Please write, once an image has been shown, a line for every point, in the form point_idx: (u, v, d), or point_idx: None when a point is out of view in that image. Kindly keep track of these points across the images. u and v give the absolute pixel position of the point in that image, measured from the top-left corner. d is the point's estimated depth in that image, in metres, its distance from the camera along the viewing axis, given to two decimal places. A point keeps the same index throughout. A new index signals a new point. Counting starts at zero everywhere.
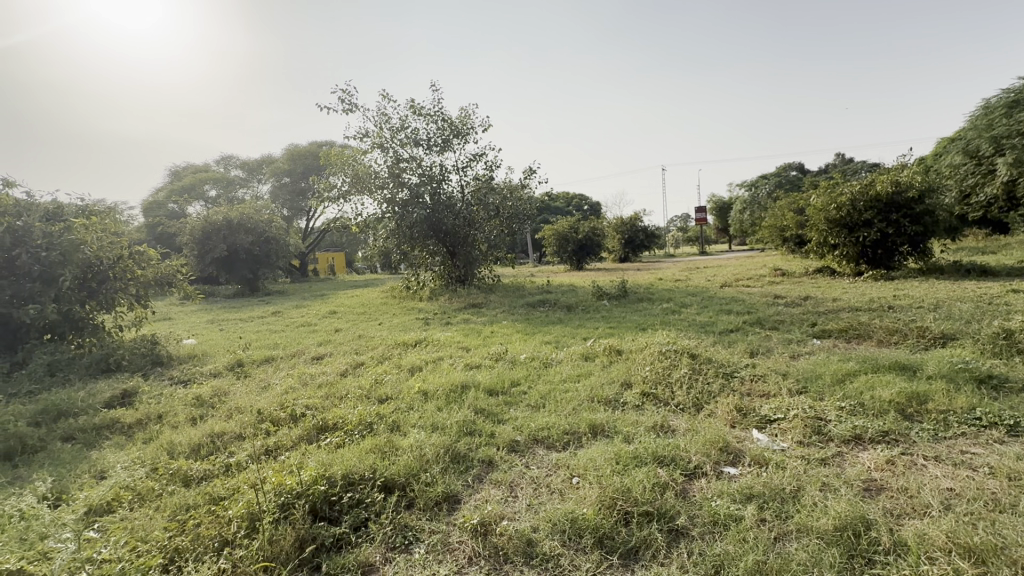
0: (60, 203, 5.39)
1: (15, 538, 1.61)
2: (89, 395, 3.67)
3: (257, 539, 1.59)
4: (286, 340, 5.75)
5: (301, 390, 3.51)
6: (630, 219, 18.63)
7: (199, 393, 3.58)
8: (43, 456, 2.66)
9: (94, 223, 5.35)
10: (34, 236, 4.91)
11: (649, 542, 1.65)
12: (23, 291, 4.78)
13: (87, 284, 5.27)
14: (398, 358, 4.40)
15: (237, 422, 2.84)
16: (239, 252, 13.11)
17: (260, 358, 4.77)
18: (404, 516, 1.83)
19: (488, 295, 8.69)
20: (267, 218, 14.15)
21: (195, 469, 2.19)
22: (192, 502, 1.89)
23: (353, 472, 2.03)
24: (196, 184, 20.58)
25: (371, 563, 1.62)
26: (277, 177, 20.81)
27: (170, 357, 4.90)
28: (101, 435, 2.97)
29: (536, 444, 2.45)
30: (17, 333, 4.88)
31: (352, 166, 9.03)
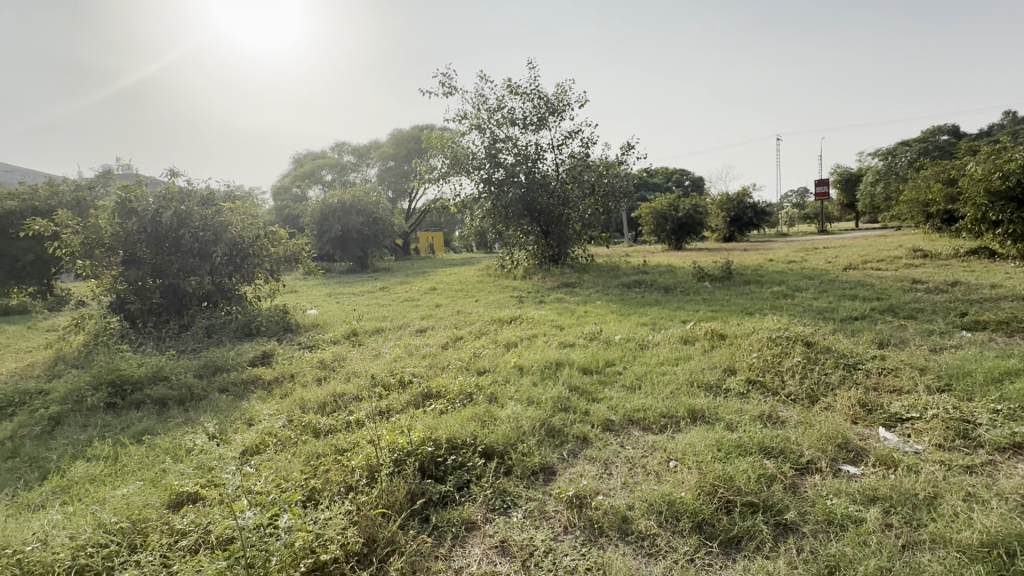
0: (212, 190, 6.08)
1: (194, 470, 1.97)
2: (237, 355, 4.30)
3: (376, 488, 1.78)
4: (392, 313, 6.20)
5: (408, 360, 3.80)
6: (737, 195, 17.27)
7: (323, 358, 4.03)
8: (206, 403, 3.19)
9: (239, 207, 6.14)
10: (194, 218, 5.72)
11: (753, 533, 1.58)
12: (187, 265, 5.63)
13: (234, 260, 6.10)
14: (495, 333, 4.57)
15: (354, 385, 3.16)
16: (351, 232, 14.29)
17: (372, 328, 5.22)
18: (503, 482, 1.93)
19: (582, 275, 8.60)
20: (374, 199, 15.19)
21: (322, 423, 2.49)
22: (321, 451, 2.16)
23: (456, 436, 2.17)
24: (315, 170, 22.67)
25: (473, 521, 1.74)
26: (384, 161, 22.21)
27: (298, 325, 5.56)
28: (247, 389, 3.47)
29: (632, 425, 2.43)
30: (183, 301, 5.81)
31: (451, 148, 9.35)
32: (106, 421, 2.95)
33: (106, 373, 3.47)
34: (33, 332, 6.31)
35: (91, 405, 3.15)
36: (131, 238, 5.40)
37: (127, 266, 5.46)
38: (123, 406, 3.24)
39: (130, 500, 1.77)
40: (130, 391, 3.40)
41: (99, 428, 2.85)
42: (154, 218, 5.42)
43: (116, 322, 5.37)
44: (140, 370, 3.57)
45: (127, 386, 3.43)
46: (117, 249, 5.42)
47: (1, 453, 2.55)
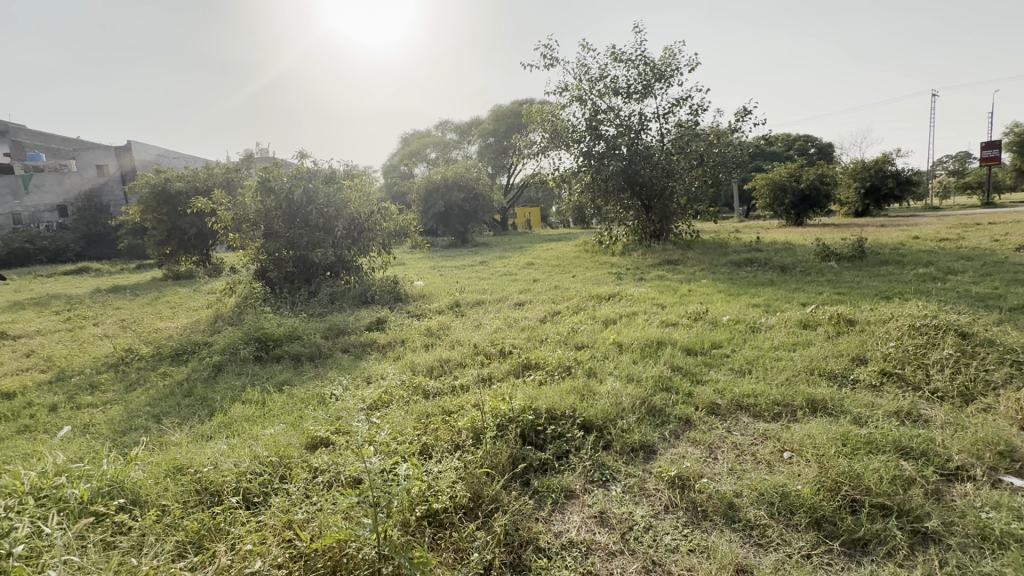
0: (334, 168, 6.60)
1: (330, 420, 2.26)
2: (356, 320, 4.75)
3: (481, 449, 1.88)
4: (491, 287, 6.39)
5: (507, 331, 3.92)
6: (876, 162, 15.03)
7: (429, 326, 4.30)
8: (332, 361, 3.60)
9: (356, 184, 6.65)
10: (319, 196, 6.24)
11: (882, 538, 1.44)
12: (314, 238, 6.26)
13: (353, 234, 6.68)
14: (593, 309, 4.53)
15: (458, 352, 3.35)
16: (454, 208, 14.88)
17: (473, 300, 5.45)
18: (602, 456, 1.94)
19: (685, 252, 8.16)
20: (476, 175, 15.57)
21: (430, 385, 2.68)
22: (431, 411, 2.33)
23: (556, 408, 2.22)
24: (421, 149, 23.79)
25: (572, 490, 1.78)
26: (484, 138, 22.62)
27: (406, 295, 5.97)
28: (365, 350, 3.84)
29: (740, 410, 2.30)
30: (311, 270, 6.51)
31: (551, 121, 9.23)
32: (255, 371, 3.45)
33: (253, 331, 4.04)
34: (198, 294, 7.52)
35: (244, 356, 3.71)
36: (270, 214, 6.14)
37: (267, 239, 6.23)
38: (267, 359, 3.76)
39: (278, 439, 2.06)
40: (272, 347, 3.93)
41: (250, 376, 3.34)
42: (288, 196, 6.09)
43: (259, 287, 6.20)
44: (279, 329, 4.10)
45: (269, 342, 3.96)
46: (259, 224, 6.22)
47: (181, 391, 3.11)
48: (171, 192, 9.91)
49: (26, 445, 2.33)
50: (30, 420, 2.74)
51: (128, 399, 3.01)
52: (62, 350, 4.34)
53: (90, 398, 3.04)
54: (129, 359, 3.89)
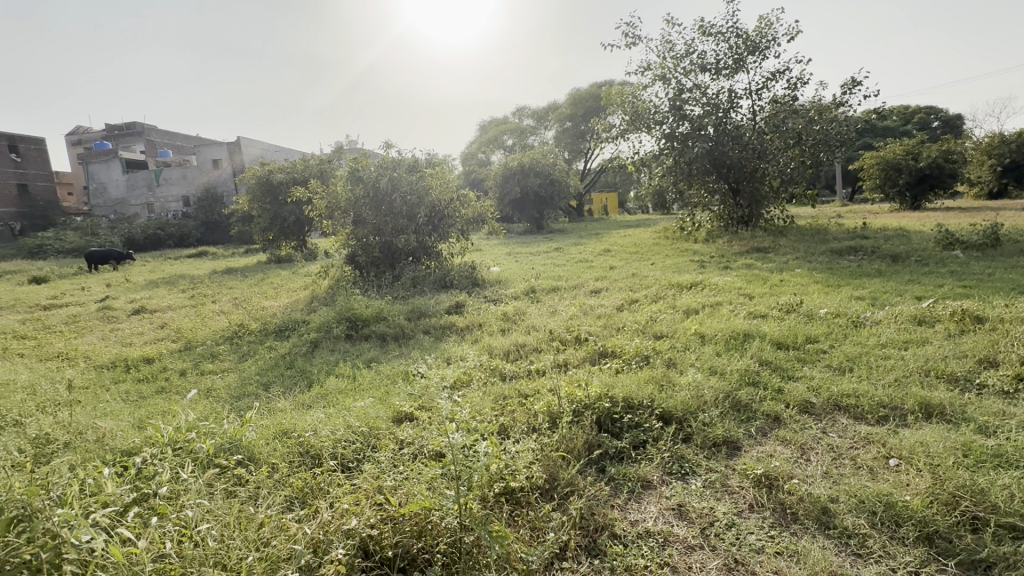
0: (417, 157, 6.85)
1: (416, 397, 2.40)
2: (437, 303, 4.96)
3: (558, 433, 1.90)
4: (567, 273, 6.36)
5: (583, 318, 3.90)
6: (1019, 135, 12.88)
7: (506, 311, 4.38)
8: (415, 341, 3.80)
9: (437, 172, 6.86)
10: (403, 184, 6.52)
11: (1009, 562, 1.28)
12: (398, 225, 6.58)
13: (434, 220, 6.93)
14: (673, 298, 4.36)
15: (534, 337, 3.38)
16: (530, 194, 14.91)
17: (548, 287, 5.46)
18: (681, 449, 1.88)
19: (777, 239, 7.59)
20: (552, 160, 15.45)
21: (507, 368, 2.75)
22: (507, 393, 2.39)
23: (633, 397, 2.18)
24: (498, 136, 24.01)
25: (649, 480, 1.75)
26: (561, 122, 22.33)
27: (483, 280, 6.12)
28: (445, 332, 4.00)
29: (839, 411, 2.12)
30: (395, 255, 6.86)
31: (631, 103, 8.91)
32: (347, 348, 3.74)
33: (345, 311, 4.36)
34: (297, 276, 8.23)
35: (337, 334, 4.02)
36: (358, 202, 6.54)
37: (356, 225, 6.64)
38: (357, 337, 4.05)
39: (368, 411, 2.23)
40: (361, 326, 4.23)
41: (343, 353, 3.63)
42: (375, 183, 6.44)
43: (349, 270, 6.65)
44: (367, 310, 4.39)
45: (359, 321, 4.26)
46: (349, 211, 6.65)
47: (285, 362, 3.46)
48: (273, 183, 10.87)
49: (164, 403, 2.72)
50: (165, 383, 3.18)
51: (241, 368, 3.40)
52: (188, 323, 4.97)
53: (212, 366, 3.47)
54: (242, 333, 4.37)
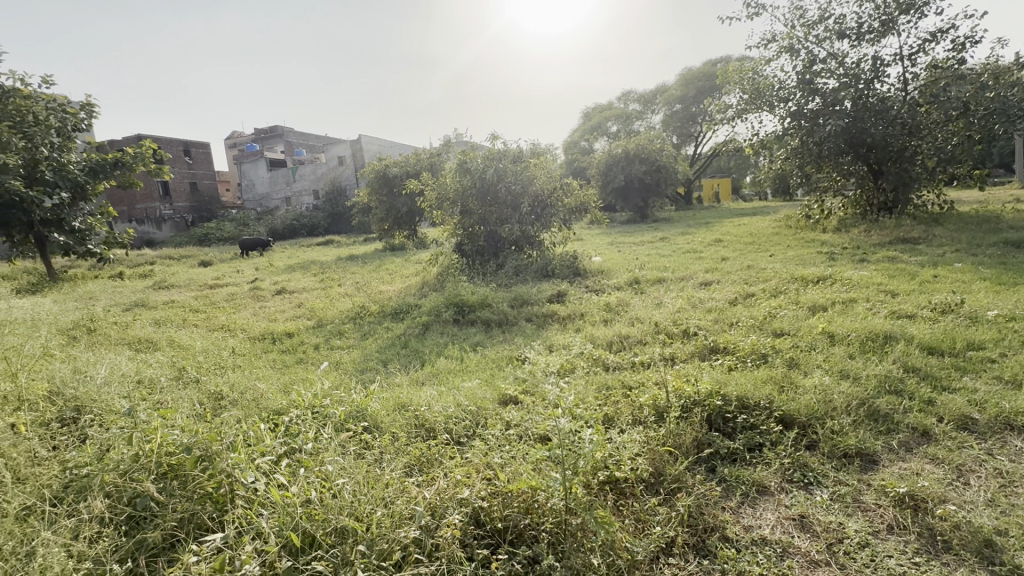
0: (522, 148, 6.95)
1: (522, 381, 2.48)
2: (539, 291, 5.03)
3: (665, 428, 1.85)
4: (674, 264, 6.07)
5: (692, 311, 3.71)
6: None
7: (608, 301, 4.31)
8: (518, 328, 3.90)
9: (542, 161, 6.90)
10: (508, 174, 6.66)
11: None
12: (503, 215, 6.75)
13: (537, 210, 7.00)
14: (796, 294, 3.97)
15: (637, 329, 3.30)
16: (635, 182, 14.42)
17: (654, 278, 5.26)
18: (804, 456, 1.73)
19: (930, 228, 6.53)
20: (660, 146, 14.73)
21: (610, 359, 2.72)
22: (610, 383, 2.37)
23: (749, 396, 2.05)
24: (602, 123, 23.45)
25: (766, 486, 1.63)
26: (670, 105, 21.19)
27: (585, 270, 6.07)
28: (547, 321, 4.05)
29: (1010, 431, 1.79)
30: (499, 244, 7.07)
31: (751, 79, 8.18)
32: (455, 332, 3.96)
33: (453, 297, 4.62)
34: (409, 263, 8.83)
35: (446, 318, 4.27)
36: (466, 192, 6.82)
37: (464, 215, 6.95)
38: (464, 322, 4.26)
39: (476, 392, 2.35)
40: (467, 312, 4.44)
41: (451, 336, 3.85)
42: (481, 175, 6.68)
43: (456, 258, 6.99)
44: (473, 297, 4.60)
45: (466, 307, 4.49)
46: (457, 202, 6.96)
47: (400, 342, 3.76)
48: (389, 176, 11.72)
49: (303, 372, 3.13)
50: (303, 355, 3.64)
51: (364, 345, 3.76)
52: (320, 304, 5.59)
53: (340, 342, 3.89)
54: (363, 314, 4.82)
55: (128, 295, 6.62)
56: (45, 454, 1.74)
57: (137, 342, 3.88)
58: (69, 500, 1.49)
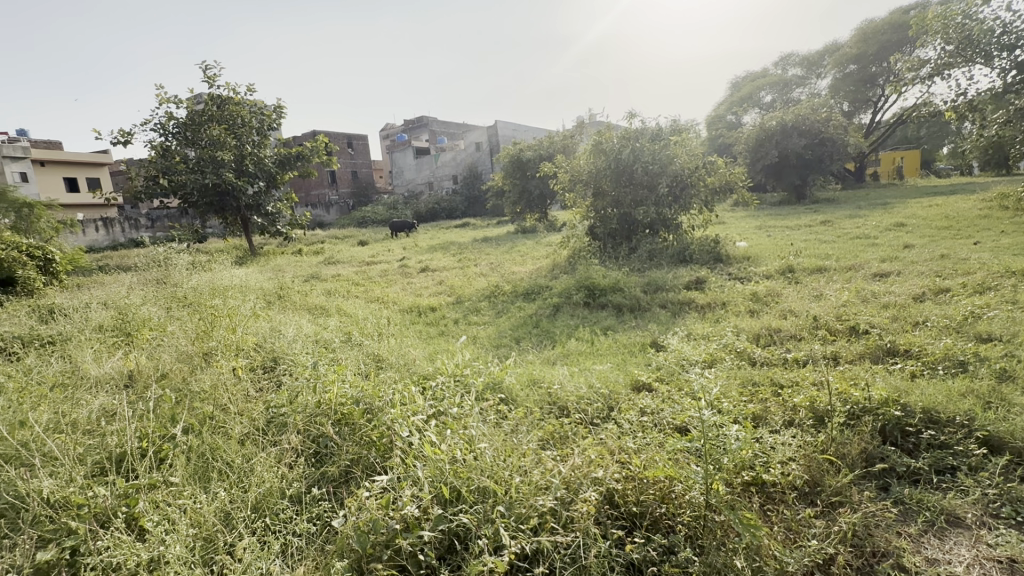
0: (661, 124, 6.59)
1: (658, 369, 2.40)
2: (676, 277, 4.77)
3: (826, 434, 1.65)
4: (838, 252, 5.29)
5: (862, 306, 3.21)
6: None
7: (756, 291, 3.92)
8: (651, 314, 3.76)
9: (683, 138, 6.45)
10: (645, 154, 6.38)
11: None
12: (638, 196, 6.51)
13: (676, 191, 6.59)
14: (1012, 291, 3.18)
15: (791, 323, 2.96)
16: (791, 158, 12.77)
17: (812, 266, 4.64)
18: (1017, 488, 1.41)
19: None
20: (826, 114, 12.79)
21: (757, 353, 2.49)
22: (757, 379, 2.17)
23: (938, 409, 1.72)
24: (754, 93, 21.11)
25: (959, 517, 1.37)
26: (842, 67, 18.24)
27: (728, 256, 5.59)
28: (684, 308, 3.83)
29: None
30: (633, 227, 6.84)
31: (960, 26, 6.62)
32: (586, 314, 3.96)
33: (584, 280, 4.61)
34: (540, 245, 9.00)
35: (577, 301, 4.29)
36: (600, 174, 6.71)
37: (597, 197, 6.85)
38: (594, 305, 4.24)
39: (607, 375, 2.34)
40: (598, 295, 4.41)
41: (582, 318, 3.86)
42: (617, 155, 6.51)
43: (588, 241, 6.93)
44: (605, 280, 4.54)
45: (596, 290, 4.46)
46: (590, 184, 6.88)
47: (532, 321, 3.89)
48: (524, 160, 12.01)
49: (445, 343, 3.41)
50: (445, 328, 3.96)
51: (498, 322, 3.96)
52: (458, 282, 6.01)
53: (476, 318, 4.14)
54: (497, 293, 5.06)
55: (307, 268, 7.82)
56: (254, 394, 2.16)
57: (313, 308, 4.58)
58: (273, 431, 1.85)
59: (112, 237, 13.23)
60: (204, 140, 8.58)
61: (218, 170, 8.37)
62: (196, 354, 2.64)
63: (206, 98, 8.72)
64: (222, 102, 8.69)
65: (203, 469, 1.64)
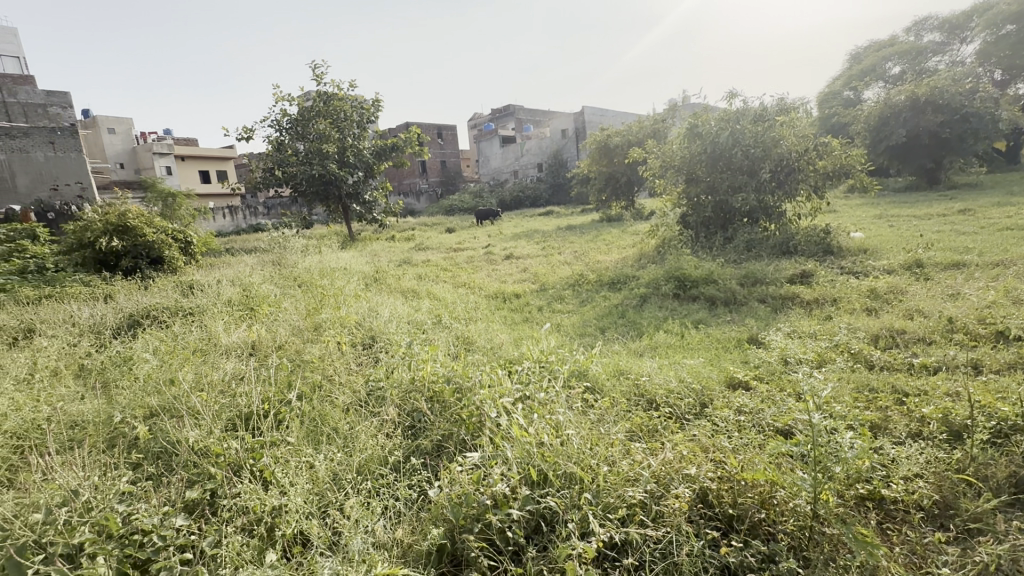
0: (766, 104, 6.07)
1: (757, 368, 2.24)
2: (777, 270, 4.40)
3: (963, 451, 1.44)
4: (981, 245, 4.56)
5: (1011, 308, 2.74)
6: None
7: (874, 287, 3.50)
8: (748, 309, 3.52)
9: (791, 118, 5.87)
10: (746, 136, 5.92)
11: None
12: (737, 182, 6.07)
13: (780, 176, 6.04)
14: None
15: (919, 324, 2.61)
16: (922, 137, 11.28)
17: (946, 261, 4.05)
18: None
19: None
20: (970, 85, 11.08)
21: (876, 355, 2.24)
22: (876, 385, 1.95)
23: None
24: (878, 64, 18.69)
25: None
26: (995, 28, 15.56)
27: (841, 249, 5.04)
28: (786, 304, 3.53)
29: None
30: (729, 216, 6.40)
31: None
32: (675, 306, 3.79)
33: (674, 270, 4.42)
34: (626, 234, 8.75)
35: (666, 292, 4.12)
36: (694, 159, 6.34)
37: (689, 184, 6.50)
38: (684, 297, 4.05)
39: (700, 370, 2.23)
40: (689, 287, 4.20)
41: (671, 310, 3.70)
42: (714, 139, 6.11)
43: (679, 230, 6.61)
44: (697, 271, 4.32)
45: (687, 282, 4.25)
46: (683, 170, 6.53)
47: (618, 311, 3.80)
48: (611, 146, 11.69)
49: (529, 330, 3.45)
50: (528, 314, 4.00)
51: (582, 311, 3.93)
52: (542, 270, 6.02)
53: (560, 307, 4.14)
54: (581, 282, 5.01)
55: (399, 253, 8.28)
56: (356, 368, 2.33)
57: (406, 291, 4.84)
58: (372, 403, 1.99)
59: (236, 223, 14.93)
60: (312, 134, 9.35)
61: (323, 161, 9.07)
62: (307, 330, 2.91)
63: (314, 95, 9.47)
64: (328, 98, 9.39)
65: (315, 432, 1.81)
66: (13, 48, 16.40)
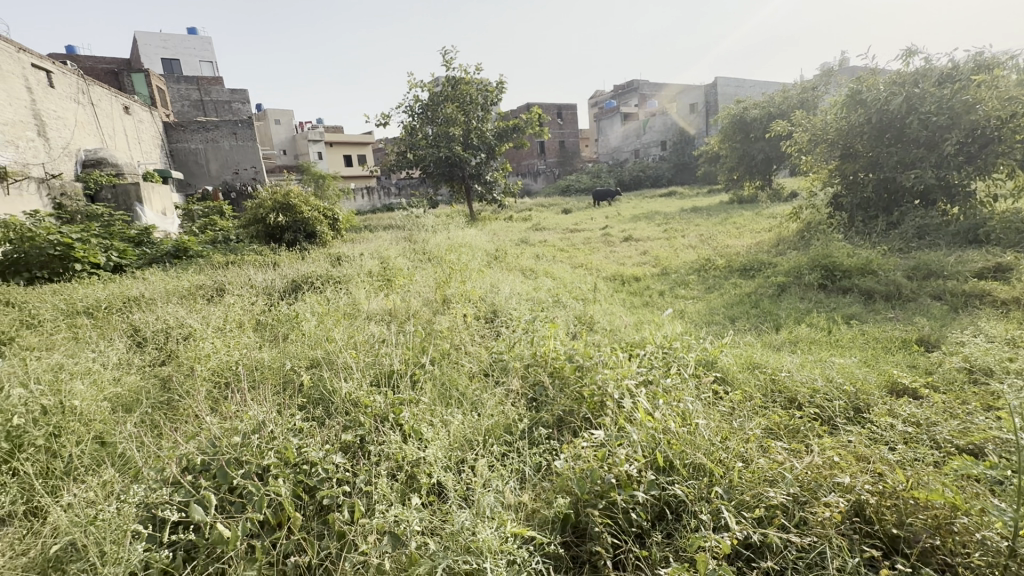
0: (957, 60, 5.02)
1: (929, 375, 1.91)
2: (960, 262, 3.67)
3: None
4: None
5: None
6: None
7: None
8: (917, 306, 3.00)
9: (993, 76, 4.79)
10: (926, 101, 4.98)
11: None
12: (909, 157, 5.16)
13: (969, 149, 4.99)
14: None
15: None
16: None
17: None
18: None
19: None
20: None
21: None
22: None
23: None
24: None
25: None
26: None
27: None
28: (970, 303, 2.94)
29: None
30: (896, 197, 5.47)
31: None
32: (820, 299, 3.37)
33: (821, 258, 3.92)
34: (762, 217, 7.93)
35: (810, 282, 3.68)
36: (854, 130, 5.51)
37: (845, 160, 5.69)
38: (833, 289, 3.58)
39: (854, 371, 1.96)
40: (839, 278, 3.71)
41: (816, 302, 3.30)
42: (882, 106, 5.22)
43: (829, 212, 5.84)
44: (851, 260, 3.79)
45: (837, 272, 3.75)
46: (838, 143, 5.73)
47: (751, 300, 3.49)
48: (748, 119, 10.64)
49: (649, 315, 3.32)
50: (649, 298, 3.85)
51: (709, 298, 3.67)
52: (664, 253, 5.74)
53: (684, 292, 3.91)
54: (708, 267, 4.67)
55: (517, 233, 8.46)
56: (480, 339, 2.46)
57: (524, 270, 4.95)
58: (494, 372, 2.08)
59: (373, 202, 16.43)
60: (441, 118, 9.86)
61: (450, 143, 9.54)
62: (437, 301, 3.13)
63: (444, 80, 9.95)
64: (456, 82, 9.81)
65: (445, 394, 1.95)
66: (208, 53, 19.60)
